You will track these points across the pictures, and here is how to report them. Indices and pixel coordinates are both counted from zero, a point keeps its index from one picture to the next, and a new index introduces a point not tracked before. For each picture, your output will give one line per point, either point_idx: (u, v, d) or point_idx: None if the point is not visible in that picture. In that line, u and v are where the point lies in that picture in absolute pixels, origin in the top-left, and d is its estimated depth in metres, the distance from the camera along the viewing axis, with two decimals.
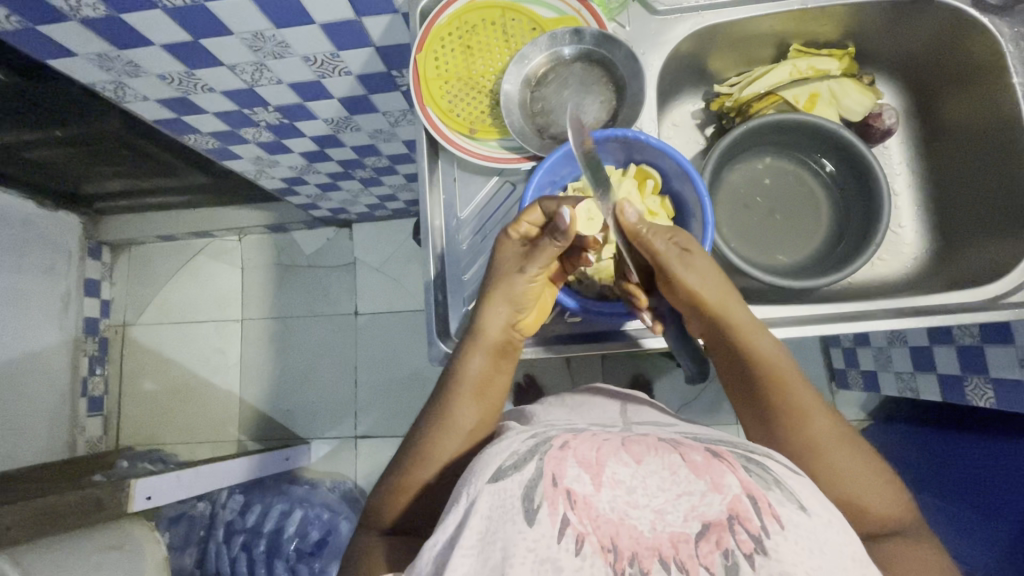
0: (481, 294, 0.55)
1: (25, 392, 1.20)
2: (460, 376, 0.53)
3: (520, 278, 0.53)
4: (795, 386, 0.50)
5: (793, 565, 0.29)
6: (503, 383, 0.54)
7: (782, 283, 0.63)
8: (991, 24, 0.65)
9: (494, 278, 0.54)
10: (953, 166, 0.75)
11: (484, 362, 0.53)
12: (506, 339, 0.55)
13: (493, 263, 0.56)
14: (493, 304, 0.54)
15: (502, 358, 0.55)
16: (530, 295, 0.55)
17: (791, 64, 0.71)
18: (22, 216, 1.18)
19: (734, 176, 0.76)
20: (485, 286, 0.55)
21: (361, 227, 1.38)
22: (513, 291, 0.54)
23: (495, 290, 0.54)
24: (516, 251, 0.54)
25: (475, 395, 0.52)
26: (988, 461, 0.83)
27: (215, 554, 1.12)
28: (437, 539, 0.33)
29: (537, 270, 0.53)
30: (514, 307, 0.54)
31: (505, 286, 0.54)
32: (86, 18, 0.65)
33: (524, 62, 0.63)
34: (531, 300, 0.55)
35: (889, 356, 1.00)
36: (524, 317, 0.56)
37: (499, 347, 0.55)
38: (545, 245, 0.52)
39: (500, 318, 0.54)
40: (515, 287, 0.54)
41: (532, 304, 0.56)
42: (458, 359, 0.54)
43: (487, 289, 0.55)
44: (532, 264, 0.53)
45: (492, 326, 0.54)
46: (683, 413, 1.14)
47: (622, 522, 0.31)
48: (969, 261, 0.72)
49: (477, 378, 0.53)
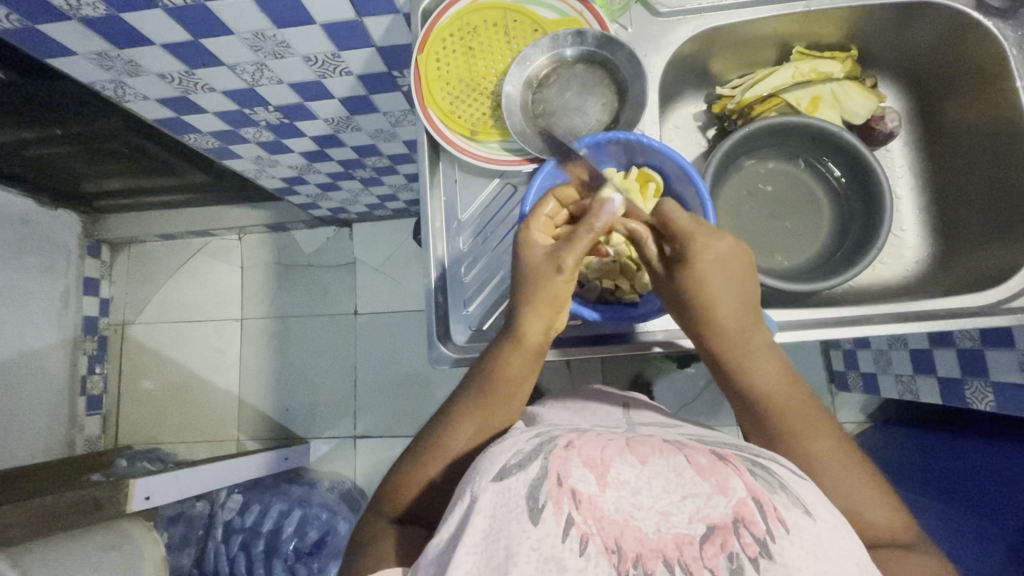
0: (517, 297, 0.53)
1: (24, 390, 1.20)
2: (498, 380, 0.52)
3: (556, 280, 0.51)
4: (793, 410, 0.50)
5: (799, 569, 0.29)
6: (533, 384, 0.54)
7: (787, 287, 0.63)
8: (995, 28, 0.65)
9: (530, 284, 0.52)
10: (953, 172, 0.75)
11: (521, 366, 0.53)
12: (541, 341, 0.54)
13: (522, 263, 0.53)
14: (534, 309, 0.52)
15: (538, 359, 0.54)
16: (568, 294, 0.53)
17: (793, 67, 0.72)
18: (23, 214, 1.18)
19: (736, 179, 0.76)
20: (517, 291, 0.53)
21: (361, 227, 1.38)
22: (556, 296, 0.52)
23: (530, 295, 0.52)
24: (544, 253, 0.52)
25: (504, 395, 0.52)
26: (990, 466, 0.83)
27: (213, 554, 1.11)
28: (442, 537, 0.33)
29: (575, 267, 0.51)
30: (553, 309, 0.53)
31: (547, 292, 0.52)
32: (86, 17, 0.65)
33: (528, 64, 0.63)
34: (568, 299, 0.53)
35: (890, 358, 1.00)
36: (561, 317, 0.54)
37: (535, 350, 0.54)
38: (580, 239, 0.51)
39: (539, 322, 0.52)
40: (559, 293, 0.52)
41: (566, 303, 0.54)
42: (490, 364, 0.53)
43: (523, 293, 0.52)
44: (567, 262, 0.51)
45: (531, 333, 0.53)
46: (683, 415, 1.15)
47: (627, 523, 0.31)
48: (971, 266, 0.72)
49: (508, 384, 0.52)
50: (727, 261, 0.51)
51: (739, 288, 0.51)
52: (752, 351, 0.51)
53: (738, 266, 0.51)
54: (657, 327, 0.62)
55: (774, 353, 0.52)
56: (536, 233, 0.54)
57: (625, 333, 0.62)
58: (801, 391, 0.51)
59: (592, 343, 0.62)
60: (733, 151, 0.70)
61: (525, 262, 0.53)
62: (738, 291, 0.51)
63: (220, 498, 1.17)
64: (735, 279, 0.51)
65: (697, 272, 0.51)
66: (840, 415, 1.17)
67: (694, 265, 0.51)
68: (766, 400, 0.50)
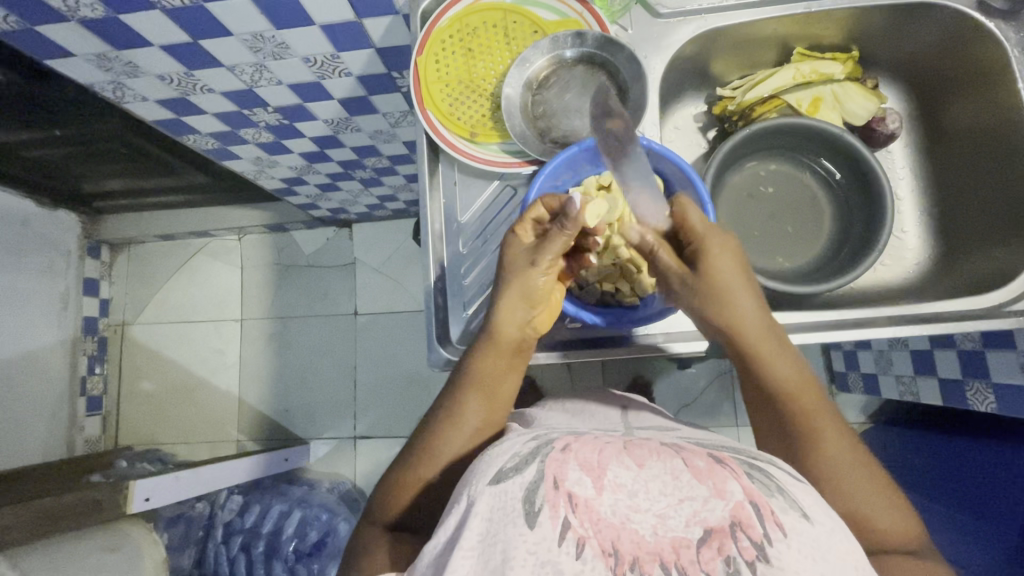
0: (496, 291, 0.54)
1: (24, 391, 1.20)
2: (476, 374, 0.53)
3: (534, 272, 0.53)
4: (816, 401, 0.50)
5: (797, 572, 0.29)
6: (513, 383, 0.54)
7: (789, 288, 0.63)
8: (998, 30, 0.65)
9: (508, 277, 0.54)
10: (954, 173, 0.75)
11: (498, 360, 0.53)
12: (520, 338, 0.54)
13: (503, 259, 0.55)
14: (510, 300, 0.53)
15: (517, 356, 0.54)
16: (544, 289, 0.54)
17: (795, 68, 0.71)
18: (22, 215, 1.18)
19: (736, 180, 0.75)
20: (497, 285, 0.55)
21: (361, 227, 1.38)
22: (530, 288, 0.54)
23: (509, 287, 0.54)
24: (525, 247, 0.54)
25: (487, 392, 0.52)
26: (991, 468, 0.83)
27: (213, 555, 1.11)
28: (438, 540, 0.33)
29: (549, 260, 0.53)
30: (530, 303, 0.54)
31: (522, 283, 0.53)
32: (85, 18, 0.65)
33: (527, 66, 0.63)
34: (546, 295, 0.55)
35: (890, 359, 1.00)
36: (539, 314, 0.55)
37: (513, 346, 0.54)
38: (555, 236, 0.53)
39: (515, 315, 0.54)
40: (534, 284, 0.54)
41: (545, 301, 0.55)
42: (469, 358, 0.54)
43: (502, 286, 0.54)
44: (545, 256, 0.53)
45: (508, 326, 0.53)
46: (683, 415, 1.14)
47: (624, 526, 0.31)
48: (973, 269, 0.71)
49: (486, 378, 0.53)
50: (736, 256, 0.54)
51: (750, 281, 0.54)
52: (775, 345, 0.52)
53: (744, 260, 0.54)
54: (658, 331, 0.62)
55: (789, 345, 0.53)
56: (522, 234, 0.55)
57: (625, 335, 0.62)
58: (817, 384, 0.52)
59: (592, 345, 0.62)
60: (733, 152, 0.70)
61: (506, 257, 0.55)
62: (752, 285, 0.53)
63: (220, 498, 1.17)
64: (746, 273, 0.54)
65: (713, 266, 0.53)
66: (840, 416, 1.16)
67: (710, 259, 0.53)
68: (788, 394, 0.51)
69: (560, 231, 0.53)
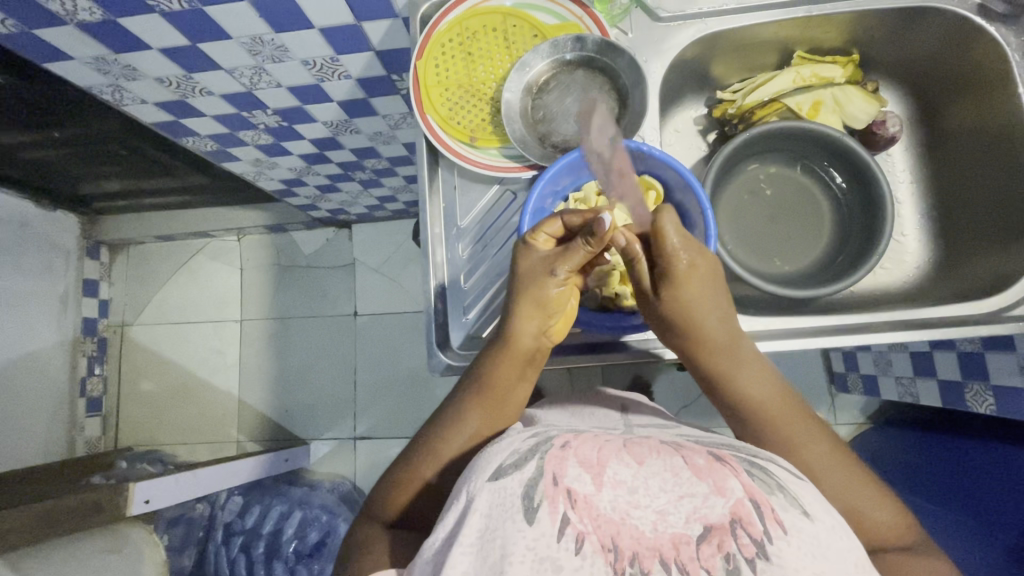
0: (510, 300, 0.54)
1: (24, 392, 1.20)
2: (486, 382, 0.53)
3: (550, 282, 0.53)
4: (784, 418, 0.50)
5: (797, 570, 0.29)
6: (525, 391, 0.54)
7: (791, 292, 0.63)
8: (997, 34, 0.65)
9: (522, 285, 0.53)
10: (955, 177, 0.76)
11: (511, 370, 0.53)
12: (534, 347, 0.54)
13: (518, 268, 0.54)
14: (523, 310, 0.53)
15: (529, 365, 0.54)
16: (560, 299, 0.54)
17: (794, 72, 0.72)
18: (20, 215, 1.18)
19: (735, 183, 0.76)
20: (511, 294, 0.54)
21: (361, 228, 1.38)
22: (545, 299, 0.53)
23: (526, 295, 0.53)
24: (542, 257, 0.53)
25: (497, 402, 0.52)
26: (993, 472, 0.83)
27: (214, 555, 1.12)
28: (438, 537, 0.33)
29: (567, 271, 0.53)
30: (545, 312, 0.54)
31: (537, 294, 0.53)
32: (83, 22, 0.66)
33: (525, 71, 0.64)
34: (561, 305, 0.54)
35: (890, 360, 1.00)
36: (554, 324, 0.55)
37: (527, 355, 0.54)
38: (576, 249, 0.52)
39: (531, 325, 0.53)
40: (548, 295, 0.53)
41: (562, 310, 0.55)
42: (482, 366, 0.54)
43: (516, 297, 0.54)
44: (563, 266, 0.52)
45: (521, 336, 0.53)
46: (683, 416, 1.15)
47: (623, 522, 0.31)
48: (972, 271, 0.72)
49: (497, 387, 0.53)
50: (707, 276, 0.52)
51: (718, 302, 0.53)
52: (739, 360, 0.52)
53: (716, 280, 0.53)
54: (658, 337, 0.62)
55: (758, 362, 0.53)
56: (539, 244, 0.54)
57: (624, 341, 0.62)
58: (790, 397, 0.52)
59: (590, 350, 0.62)
60: (733, 155, 0.71)
61: (520, 266, 0.54)
62: (719, 304, 0.53)
63: (220, 499, 1.17)
64: (715, 294, 0.53)
65: (680, 293, 0.52)
66: (840, 418, 1.17)
67: (678, 286, 0.52)
68: (755, 409, 0.51)
69: (582, 245, 0.52)
